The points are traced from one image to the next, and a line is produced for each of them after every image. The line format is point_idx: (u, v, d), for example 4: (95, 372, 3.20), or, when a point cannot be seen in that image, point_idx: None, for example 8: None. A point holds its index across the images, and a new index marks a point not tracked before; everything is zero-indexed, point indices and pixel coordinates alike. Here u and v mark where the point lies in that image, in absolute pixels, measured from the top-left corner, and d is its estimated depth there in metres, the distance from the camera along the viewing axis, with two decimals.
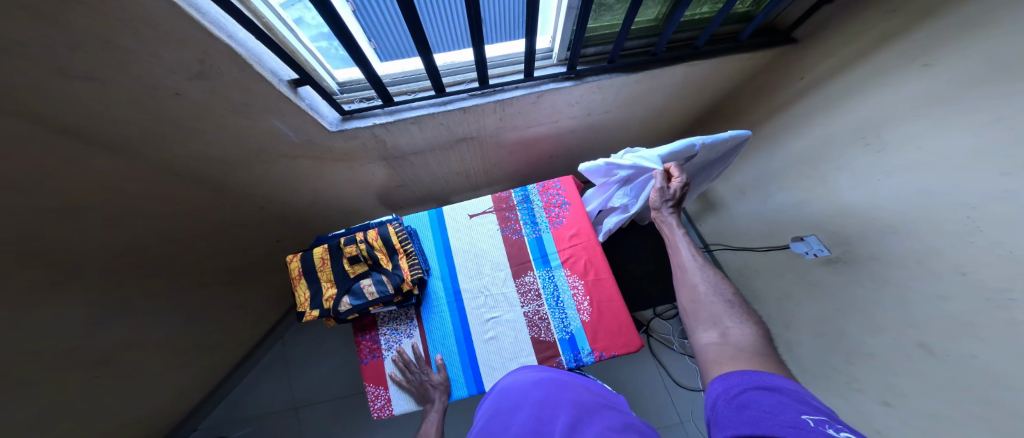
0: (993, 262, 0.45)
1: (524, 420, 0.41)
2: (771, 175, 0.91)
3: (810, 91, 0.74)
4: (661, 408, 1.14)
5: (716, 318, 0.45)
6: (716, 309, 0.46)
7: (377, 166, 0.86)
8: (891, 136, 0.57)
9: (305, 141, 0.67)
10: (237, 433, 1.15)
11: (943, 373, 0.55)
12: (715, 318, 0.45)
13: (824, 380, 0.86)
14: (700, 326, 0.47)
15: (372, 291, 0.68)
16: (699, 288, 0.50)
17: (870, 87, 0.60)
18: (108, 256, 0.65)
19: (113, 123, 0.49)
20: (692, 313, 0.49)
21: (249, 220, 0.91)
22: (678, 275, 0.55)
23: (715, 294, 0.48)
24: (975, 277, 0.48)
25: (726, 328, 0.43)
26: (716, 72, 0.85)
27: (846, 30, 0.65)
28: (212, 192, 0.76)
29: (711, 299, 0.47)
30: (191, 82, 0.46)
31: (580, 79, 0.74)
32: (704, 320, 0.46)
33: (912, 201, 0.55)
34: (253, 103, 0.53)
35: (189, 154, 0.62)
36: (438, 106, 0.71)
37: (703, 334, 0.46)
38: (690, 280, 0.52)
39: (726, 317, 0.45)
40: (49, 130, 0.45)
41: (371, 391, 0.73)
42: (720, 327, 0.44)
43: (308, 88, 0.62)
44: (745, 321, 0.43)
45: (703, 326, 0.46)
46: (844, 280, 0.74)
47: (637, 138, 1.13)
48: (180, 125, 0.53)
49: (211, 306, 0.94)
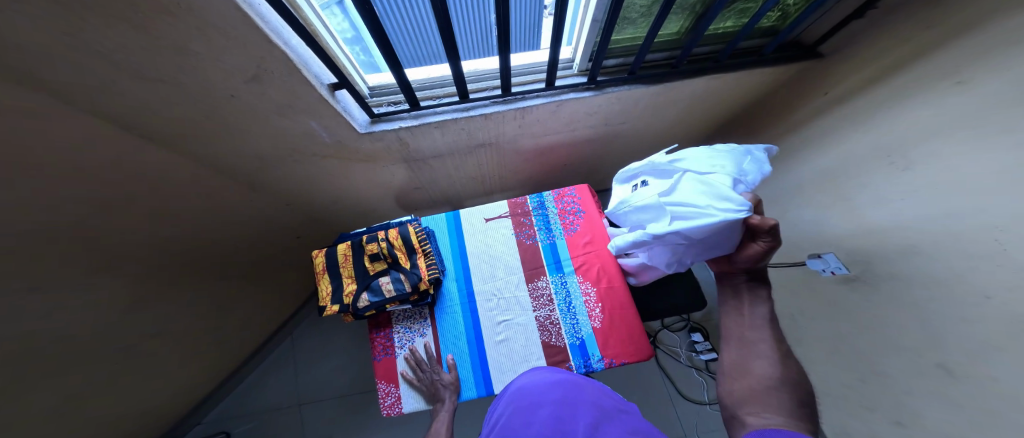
0: (1015, 286, 0.45)
1: (545, 419, 0.42)
2: (789, 190, 0.90)
3: (834, 107, 0.75)
4: (665, 420, 1.12)
5: (766, 407, 0.42)
6: (771, 400, 0.43)
7: (399, 168, 0.89)
8: (914, 153, 0.57)
9: (336, 142, 0.70)
10: (242, 426, 1.16)
11: (967, 398, 0.54)
12: (765, 407, 0.42)
13: (843, 401, 0.84)
14: (749, 407, 0.44)
15: (390, 289, 0.70)
16: (754, 369, 0.47)
17: (897, 104, 0.60)
18: (146, 243, 0.68)
19: (165, 120, 0.52)
20: (739, 390, 0.46)
21: (274, 216, 0.95)
22: (735, 347, 0.51)
23: (772, 382, 0.44)
24: (1000, 301, 0.47)
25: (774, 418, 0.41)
26: (736, 86, 0.86)
27: (875, 46, 0.66)
28: (244, 187, 0.80)
29: (767, 386, 0.44)
30: (243, 85, 0.49)
31: (600, 90, 0.76)
32: (751, 403, 0.44)
33: (936, 220, 0.55)
34: (295, 105, 0.56)
35: (227, 151, 0.65)
36: (462, 112, 0.73)
37: (747, 415, 0.43)
38: (747, 358, 0.49)
39: (778, 410, 0.42)
40: (109, 124, 0.49)
41: (383, 388, 0.74)
42: (772, 416, 0.41)
43: (343, 92, 0.65)
44: (800, 421, 0.40)
45: (750, 408, 0.44)
46: (864, 299, 0.73)
47: (652, 149, 1.14)
48: (224, 123, 0.57)
49: (230, 297, 0.97)
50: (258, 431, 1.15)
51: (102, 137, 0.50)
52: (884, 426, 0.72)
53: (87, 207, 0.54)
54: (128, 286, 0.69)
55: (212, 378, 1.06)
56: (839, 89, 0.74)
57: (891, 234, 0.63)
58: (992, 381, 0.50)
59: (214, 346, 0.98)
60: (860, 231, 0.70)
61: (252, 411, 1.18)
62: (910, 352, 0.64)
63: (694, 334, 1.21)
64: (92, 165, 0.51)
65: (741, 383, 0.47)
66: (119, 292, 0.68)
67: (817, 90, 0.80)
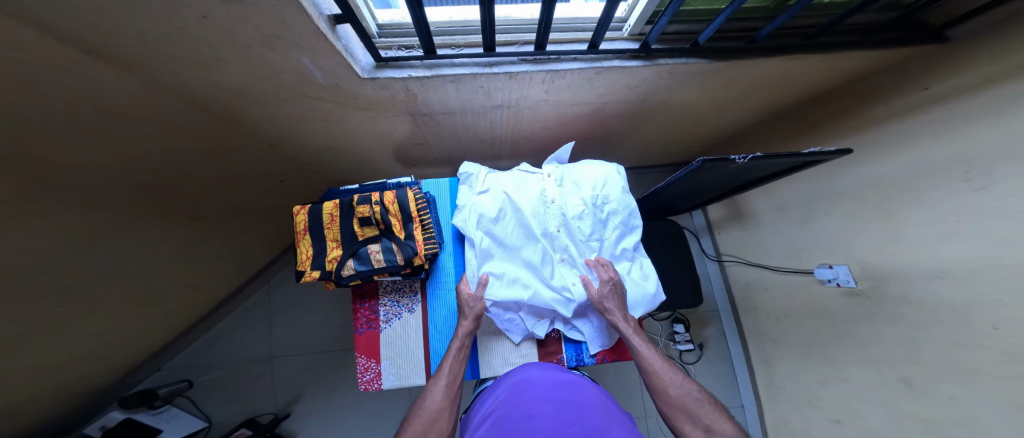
0: None
1: (549, 416, 0.43)
2: (823, 198, 0.86)
3: (920, 109, 0.66)
4: (634, 400, 1.26)
5: (697, 418, 0.52)
6: (693, 408, 0.53)
7: (402, 121, 0.78)
8: (1000, 177, 0.51)
9: (331, 85, 0.60)
10: (239, 355, 1.25)
11: (922, 409, 0.64)
12: (697, 418, 0.52)
13: (800, 393, 0.97)
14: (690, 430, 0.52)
15: (379, 260, 0.65)
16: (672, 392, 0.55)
17: (995, 123, 0.53)
18: (101, 173, 0.61)
19: (119, 36, 0.42)
20: (672, 413, 0.54)
21: (258, 154, 0.86)
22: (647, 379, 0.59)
23: (687, 395, 0.54)
24: (1007, 333, 0.51)
25: (709, 426, 0.50)
26: (804, 72, 0.75)
27: (1007, 42, 0.55)
28: (221, 121, 0.70)
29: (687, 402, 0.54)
30: (220, 5, 0.38)
31: (650, 60, 0.65)
32: (687, 420, 0.52)
33: (990, 259, 0.53)
34: (285, 37, 0.45)
35: (198, 82, 0.55)
36: (483, 68, 0.62)
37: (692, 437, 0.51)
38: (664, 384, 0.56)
39: (706, 416, 0.51)
40: (41, 35, 0.38)
41: (362, 362, 0.72)
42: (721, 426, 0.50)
43: (345, 25, 0.53)
44: (719, 416, 0.51)
45: (689, 427, 0.52)
46: (859, 312, 0.77)
47: (683, 133, 1.05)
48: (198, 48, 0.46)
49: (197, 240, 0.94)
50: (250, 366, 1.25)
51: (33, 49, 0.39)
52: (822, 421, 0.89)
53: (19, 137, 0.46)
54: (71, 244, 0.64)
55: (191, 309, 1.08)
56: (935, 94, 0.64)
57: (922, 261, 0.63)
58: (950, 398, 0.60)
59: (184, 290, 0.99)
60: (890, 251, 0.69)
61: (217, 361, 1.24)
62: (881, 367, 0.72)
63: (676, 325, 1.27)
64: (10, 95, 0.41)
65: (670, 404, 0.55)
66: (69, 242, 0.63)
67: (907, 88, 0.70)
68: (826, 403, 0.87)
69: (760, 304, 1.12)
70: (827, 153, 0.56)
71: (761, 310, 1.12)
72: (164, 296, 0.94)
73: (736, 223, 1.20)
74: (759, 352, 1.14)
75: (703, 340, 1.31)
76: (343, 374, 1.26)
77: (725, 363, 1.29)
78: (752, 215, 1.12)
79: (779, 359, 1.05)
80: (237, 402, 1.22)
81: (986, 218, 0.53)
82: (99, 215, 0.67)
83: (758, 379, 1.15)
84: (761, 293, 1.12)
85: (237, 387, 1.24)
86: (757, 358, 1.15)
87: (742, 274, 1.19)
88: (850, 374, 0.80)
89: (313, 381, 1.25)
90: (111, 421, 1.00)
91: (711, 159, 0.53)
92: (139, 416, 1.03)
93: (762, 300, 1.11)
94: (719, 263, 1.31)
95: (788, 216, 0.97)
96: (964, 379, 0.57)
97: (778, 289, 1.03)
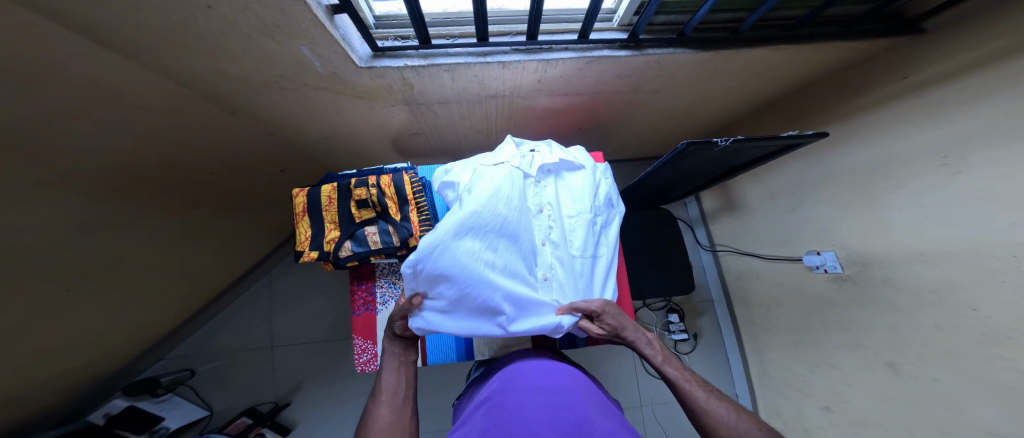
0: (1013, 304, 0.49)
1: (542, 404, 0.44)
2: (811, 186, 0.88)
3: (901, 97, 0.68)
4: (630, 389, 1.29)
5: None
6: None
7: (399, 110, 0.80)
8: (977, 161, 0.53)
9: (330, 74, 0.62)
10: (241, 345, 1.28)
11: (906, 390, 0.66)
12: None
13: (791, 380, 0.99)
14: None
15: (376, 241, 0.67)
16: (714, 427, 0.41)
17: (971, 109, 0.55)
18: (105, 161, 0.63)
19: (124, 24, 0.44)
20: None
21: (258, 144, 0.88)
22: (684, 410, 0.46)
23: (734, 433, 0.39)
24: (984, 314, 0.53)
25: None
26: (790, 62, 0.76)
27: (981, 31, 0.57)
28: (223, 111, 0.72)
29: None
30: None
31: (638, 49, 0.67)
32: None
33: (968, 241, 0.54)
34: (284, 25, 0.47)
35: (201, 71, 0.57)
36: (476, 57, 0.64)
37: None
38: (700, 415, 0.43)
39: None
40: (51, 22, 0.40)
41: (359, 343, 0.74)
42: None
43: (343, 15, 0.55)
44: None
45: None
46: (845, 297, 0.79)
47: (675, 124, 1.07)
48: (200, 36, 0.48)
49: (199, 229, 0.96)
50: (251, 355, 1.27)
51: (42, 36, 0.41)
52: (812, 407, 0.91)
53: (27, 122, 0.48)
54: (77, 230, 0.66)
55: (194, 299, 1.11)
56: (915, 82, 0.66)
57: (903, 244, 0.65)
58: (933, 381, 0.62)
59: (186, 279, 1.01)
60: (874, 236, 0.71)
61: (219, 351, 1.26)
62: (866, 351, 0.74)
63: (670, 315, 1.29)
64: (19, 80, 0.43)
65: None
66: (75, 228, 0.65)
67: (890, 77, 0.72)
68: (816, 389, 0.90)
69: (753, 293, 1.14)
70: (806, 137, 0.58)
71: (753, 299, 1.14)
72: (167, 285, 0.96)
73: (729, 213, 1.22)
74: (752, 341, 1.16)
75: (697, 330, 1.33)
76: (344, 365, 1.28)
77: (719, 352, 1.31)
78: (744, 205, 1.14)
79: (771, 346, 1.07)
80: (239, 391, 1.25)
81: (964, 202, 0.55)
82: (104, 202, 0.69)
83: (751, 367, 1.17)
84: (753, 282, 1.14)
85: (239, 376, 1.26)
86: (750, 347, 1.17)
87: (735, 264, 1.21)
88: (838, 358, 0.82)
89: (315, 372, 1.27)
90: (115, 408, 1.00)
91: (694, 142, 0.55)
92: (143, 403, 1.05)
93: (755, 289, 1.13)
94: (712, 254, 1.33)
95: (777, 204, 0.99)
96: (945, 359, 0.59)
97: (769, 277, 1.05)
